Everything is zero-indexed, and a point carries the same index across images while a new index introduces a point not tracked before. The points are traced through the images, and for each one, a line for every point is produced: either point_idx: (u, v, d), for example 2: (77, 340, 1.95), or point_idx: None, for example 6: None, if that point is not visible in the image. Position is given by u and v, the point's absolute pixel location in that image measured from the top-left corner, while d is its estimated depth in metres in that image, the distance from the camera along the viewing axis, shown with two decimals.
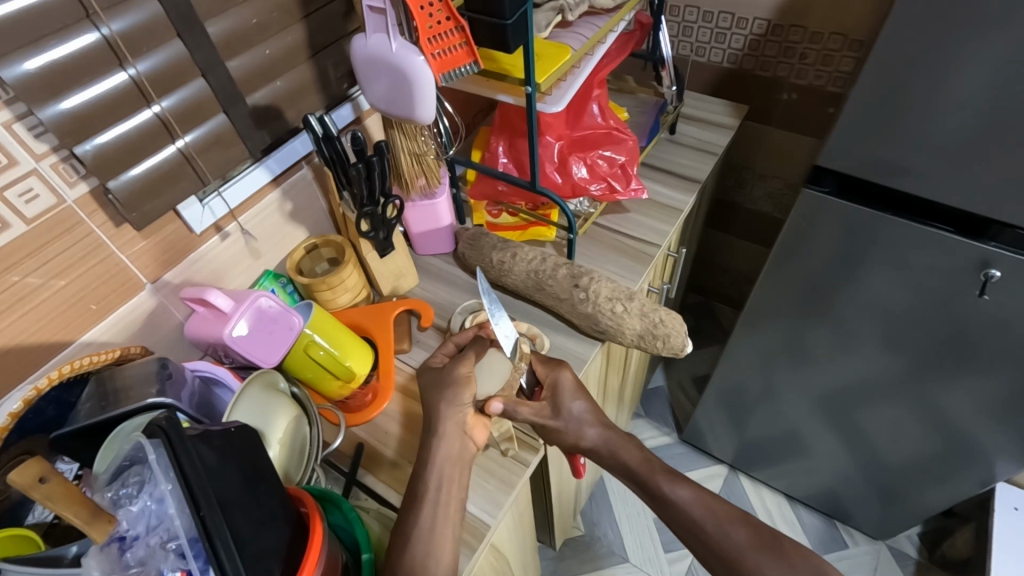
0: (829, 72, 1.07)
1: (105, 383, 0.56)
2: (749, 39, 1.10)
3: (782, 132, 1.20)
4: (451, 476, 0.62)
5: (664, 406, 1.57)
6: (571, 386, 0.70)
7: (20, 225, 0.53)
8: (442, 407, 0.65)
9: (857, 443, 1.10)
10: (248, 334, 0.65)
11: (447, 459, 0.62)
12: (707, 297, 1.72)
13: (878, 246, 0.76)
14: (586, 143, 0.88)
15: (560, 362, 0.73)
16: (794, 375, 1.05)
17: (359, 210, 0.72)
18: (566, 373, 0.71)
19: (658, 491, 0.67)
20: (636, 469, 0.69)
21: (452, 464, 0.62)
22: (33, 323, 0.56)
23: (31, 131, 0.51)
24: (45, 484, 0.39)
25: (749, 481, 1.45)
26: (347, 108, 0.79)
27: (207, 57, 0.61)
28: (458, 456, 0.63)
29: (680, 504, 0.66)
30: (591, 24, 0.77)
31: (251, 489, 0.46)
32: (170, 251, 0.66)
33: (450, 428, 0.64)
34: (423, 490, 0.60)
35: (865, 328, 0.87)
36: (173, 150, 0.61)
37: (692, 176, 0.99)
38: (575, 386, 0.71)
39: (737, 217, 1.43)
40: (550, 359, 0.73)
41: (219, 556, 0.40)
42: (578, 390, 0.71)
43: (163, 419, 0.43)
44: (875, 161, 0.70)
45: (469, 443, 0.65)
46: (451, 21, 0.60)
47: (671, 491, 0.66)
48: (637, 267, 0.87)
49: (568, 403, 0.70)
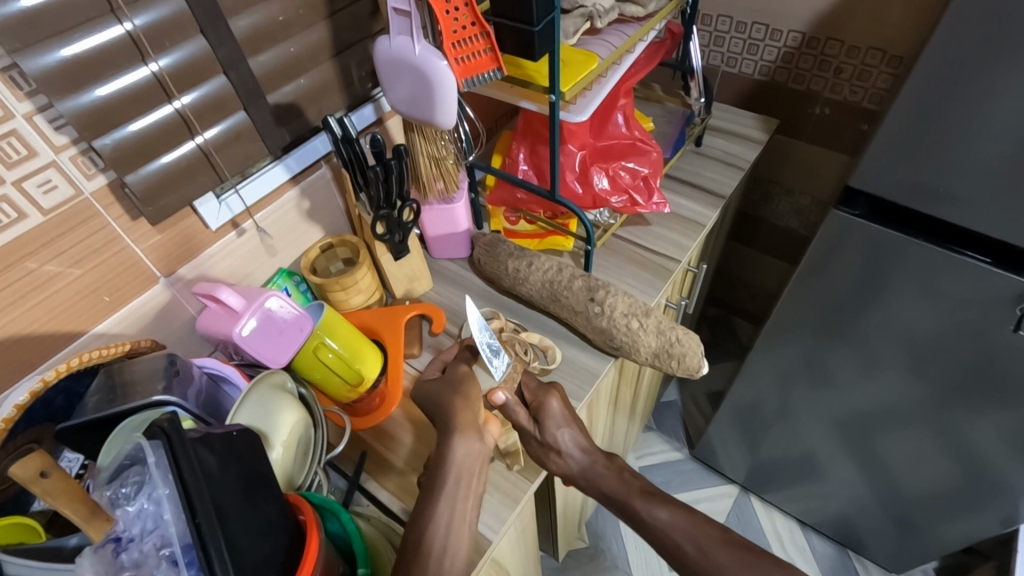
0: (865, 88, 1.03)
1: (114, 376, 0.56)
2: (782, 51, 1.07)
3: (813, 148, 1.17)
4: (472, 482, 0.60)
5: (677, 421, 1.55)
6: (559, 414, 0.70)
7: (37, 216, 0.53)
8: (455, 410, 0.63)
9: (875, 472, 1.06)
10: (258, 333, 0.65)
11: (470, 464, 0.61)
12: (726, 311, 1.68)
13: (909, 272, 0.73)
14: (610, 153, 0.86)
15: (551, 388, 0.72)
16: (813, 399, 1.02)
17: (375, 212, 0.71)
18: (554, 400, 0.70)
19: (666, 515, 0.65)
20: (614, 495, 0.71)
21: (468, 465, 0.61)
22: (46, 313, 0.57)
23: (52, 123, 0.51)
24: (46, 479, 0.39)
25: (760, 503, 1.42)
26: (369, 109, 0.79)
27: (230, 53, 0.60)
28: (476, 457, 0.61)
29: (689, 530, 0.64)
30: (620, 32, 0.75)
31: (248, 497, 0.45)
32: (186, 245, 0.66)
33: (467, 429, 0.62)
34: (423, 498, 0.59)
35: (890, 355, 0.84)
36: (192, 146, 0.61)
37: (718, 190, 0.97)
38: (562, 413, 0.70)
39: (761, 232, 1.40)
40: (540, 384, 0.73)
41: (212, 568, 0.40)
42: (566, 418, 0.70)
43: (165, 419, 0.42)
44: (909, 186, 0.67)
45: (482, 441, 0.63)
46: (475, 26, 0.59)
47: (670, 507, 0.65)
48: (656, 282, 0.85)
49: (554, 430, 0.69)
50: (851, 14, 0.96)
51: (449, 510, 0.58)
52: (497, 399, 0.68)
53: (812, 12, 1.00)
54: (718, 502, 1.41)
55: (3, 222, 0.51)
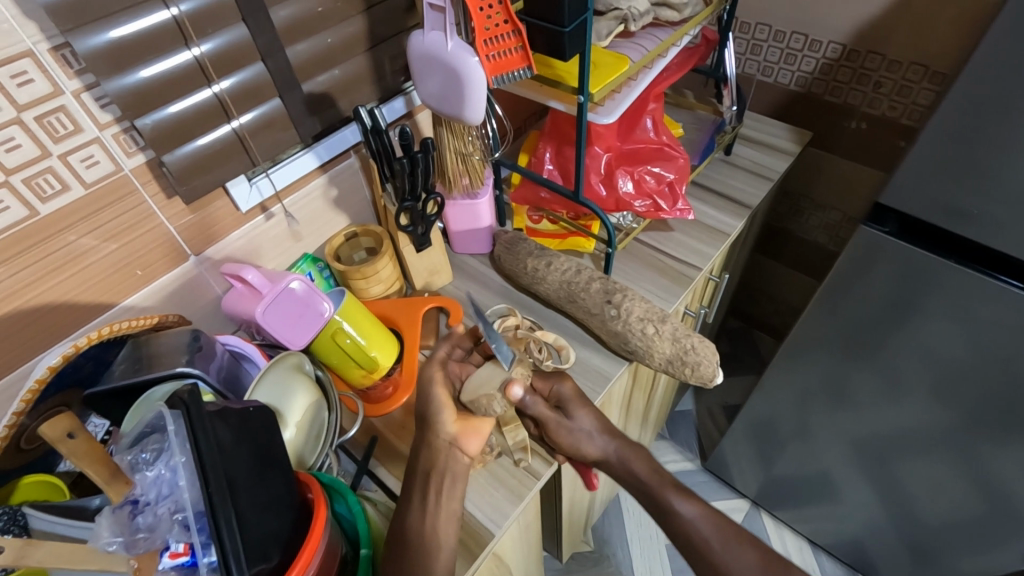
0: (905, 104, 1.01)
1: (141, 347, 0.58)
2: (820, 63, 1.05)
3: (847, 163, 1.15)
4: (449, 491, 0.61)
5: (690, 430, 1.53)
6: (569, 406, 0.71)
7: (79, 189, 0.56)
8: (437, 416, 0.64)
9: (893, 498, 1.04)
10: (279, 315, 0.66)
11: (448, 471, 0.62)
12: (748, 324, 1.66)
13: (937, 293, 0.72)
14: (636, 157, 0.86)
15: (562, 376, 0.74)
16: (831, 418, 1.00)
17: (399, 203, 0.72)
18: (566, 386, 0.72)
19: (674, 512, 0.67)
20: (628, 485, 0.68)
21: (441, 473, 0.62)
22: (83, 282, 0.60)
23: (98, 101, 0.54)
24: (72, 440, 0.42)
25: (771, 520, 1.39)
26: (399, 102, 0.81)
27: (269, 42, 0.62)
28: (448, 468, 0.62)
29: (689, 528, 0.66)
30: (654, 36, 0.75)
31: (259, 472, 0.47)
32: (216, 226, 0.68)
33: (443, 440, 0.63)
34: (410, 499, 0.60)
35: (913, 379, 0.82)
36: (228, 130, 0.63)
37: (745, 201, 0.96)
38: (575, 398, 0.71)
39: (789, 246, 1.38)
40: (550, 374, 0.74)
41: (220, 535, 0.41)
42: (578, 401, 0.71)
43: (185, 392, 0.44)
44: (941, 205, 0.66)
45: (459, 454, 0.63)
46: (508, 24, 0.59)
47: (677, 510, 0.67)
48: (675, 288, 0.85)
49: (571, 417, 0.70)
50: (893, 28, 0.94)
51: (431, 510, 0.60)
52: (514, 392, 0.64)
53: (853, 24, 0.98)
54: (729, 516, 1.39)
55: (47, 193, 0.54)
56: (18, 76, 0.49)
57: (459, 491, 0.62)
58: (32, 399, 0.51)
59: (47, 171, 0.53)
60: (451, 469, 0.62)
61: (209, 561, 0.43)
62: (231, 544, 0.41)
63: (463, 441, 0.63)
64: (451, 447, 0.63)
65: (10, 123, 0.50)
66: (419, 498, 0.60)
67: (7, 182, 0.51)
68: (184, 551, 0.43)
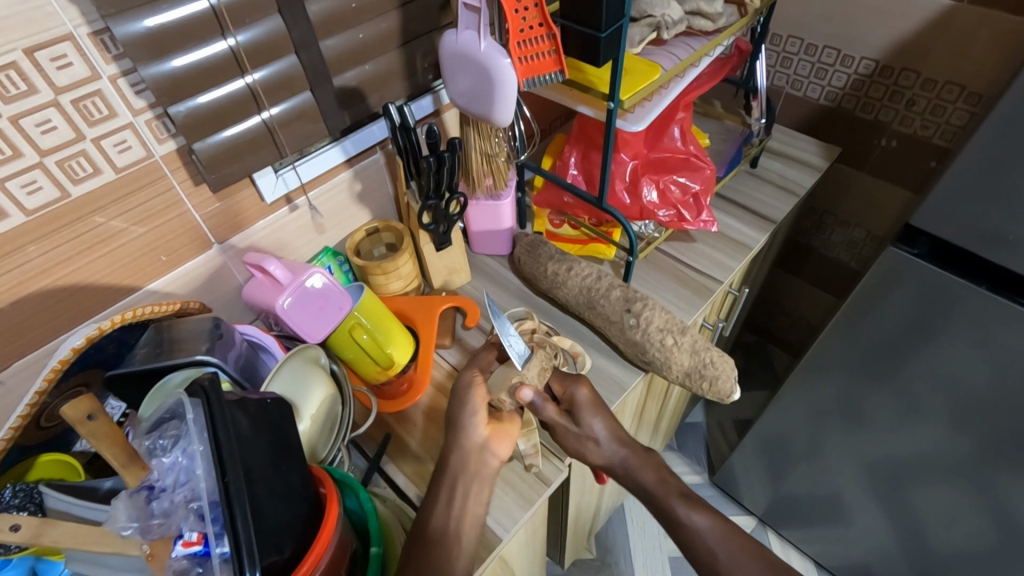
0: (937, 123, 0.99)
1: (162, 332, 0.58)
2: (852, 78, 1.03)
3: (874, 180, 1.13)
4: (478, 491, 0.62)
5: (699, 443, 1.52)
6: (587, 403, 0.69)
7: (110, 173, 0.56)
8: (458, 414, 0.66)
9: (904, 525, 1.02)
10: (300, 306, 0.66)
11: (471, 467, 0.62)
12: (763, 339, 1.64)
13: (962, 318, 0.70)
14: (662, 166, 0.85)
15: (578, 377, 0.72)
16: (846, 438, 0.99)
17: (423, 202, 0.72)
18: (582, 389, 0.70)
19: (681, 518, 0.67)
20: None
21: (468, 472, 0.62)
22: (108, 265, 0.60)
23: (133, 87, 0.54)
24: (92, 421, 0.41)
25: (777, 538, 1.37)
26: (428, 100, 0.80)
27: (303, 35, 0.62)
28: (477, 467, 0.63)
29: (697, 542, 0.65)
30: (687, 45, 0.74)
31: (275, 462, 0.47)
32: (241, 215, 0.69)
33: (475, 440, 0.64)
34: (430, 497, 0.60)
35: (933, 405, 0.80)
36: (258, 121, 0.63)
37: (769, 215, 0.94)
38: (591, 403, 0.69)
39: (810, 262, 1.36)
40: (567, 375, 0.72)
41: (235, 528, 0.41)
42: (596, 406, 0.69)
43: (206, 380, 0.44)
44: (974, 229, 0.64)
45: (490, 455, 0.64)
46: (542, 27, 0.59)
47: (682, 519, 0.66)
48: (695, 300, 0.84)
49: (588, 420, 0.69)
50: (930, 46, 0.92)
51: (460, 506, 0.60)
52: (524, 397, 0.65)
53: (889, 40, 0.96)
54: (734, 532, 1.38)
55: (79, 175, 0.54)
56: (58, 59, 0.49)
57: (483, 488, 0.62)
58: (54, 377, 0.51)
59: (80, 153, 0.53)
60: (476, 471, 0.63)
61: (221, 551, 0.42)
62: (246, 536, 0.41)
63: (481, 441, 0.64)
64: (471, 445, 0.63)
65: (47, 105, 0.50)
66: (443, 497, 0.61)
67: (41, 163, 0.52)
68: (198, 540, 0.43)
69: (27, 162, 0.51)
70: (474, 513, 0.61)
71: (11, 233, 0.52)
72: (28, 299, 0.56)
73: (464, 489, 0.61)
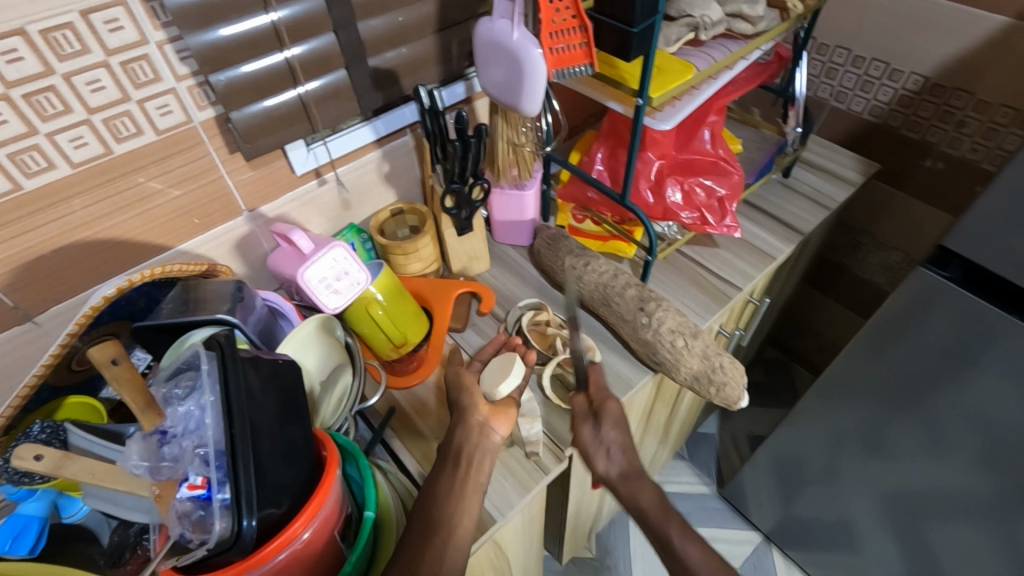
0: (988, 148, 0.95)
1: (189, 291, 0.61)
2: (899, 94, 1.01)
3: (915, 202, 1.10)
4: (481, 466, 0.60)
5: (710, 455, 1.49)
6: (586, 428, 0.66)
7: (151, 135, 0.59)
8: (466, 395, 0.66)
9: (917, 562, 0.98)
10: (319, 278, 0.67)
11: (478, 448, 0.61)
12: (787, 356, 1.61)
13: (992, 348, 0.68)
14: (689, 168, 0.84)
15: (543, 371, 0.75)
16: (866, 464, 0.96)
17: (447, 185, 0.74)
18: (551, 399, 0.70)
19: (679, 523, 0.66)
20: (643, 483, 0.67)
21: (477, 453, 0.61)
22: (146, 222, 0.63)
23: (178, 54, 0.57)
24: (115, 366, 0.46)
25: (782, 559, 1.35)
26: (460, 87, 0.82)
27: (342, 15, 0.64)
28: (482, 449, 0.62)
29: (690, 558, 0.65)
30: (725, 47, 0.74)
31: (281, 423, 0.50)
32: (272, 185, 0.71)
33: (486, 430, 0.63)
34: (439, 475, 0.60)
35: (956, 432, 0.78)
36: (293, 95, 0.65)
37: (798, 227, 0.93)
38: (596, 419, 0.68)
39: (842, 281, 1.33)
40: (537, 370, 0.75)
41: (238, 477, 0.44)
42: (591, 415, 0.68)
43: (222, 336, 0.48)
44: (1009, 259, 0.63)
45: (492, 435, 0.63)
46: (575, 19, 0.60)
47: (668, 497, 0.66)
48: (713, 306, 0.83)
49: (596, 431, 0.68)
50: (986, 67, 0.89)
51: (457, 487, 0.59)
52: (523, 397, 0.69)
53: (943, 57, 0.93)
54: (738, 547, 1.36)
55: (123, 134, 0.57)
56: (110, 22, 0.52)
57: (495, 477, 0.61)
58: (85, 323, 0.54)
59: (124, 114, 0.56)
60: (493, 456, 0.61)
61: (222, 498, 0.44)
62: (245, 486, 0.44)
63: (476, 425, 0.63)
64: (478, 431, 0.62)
65: (97, 65, 0.53)
66: (449, 469, 0.60)
67: (87, 120, 0.55)
68: (202, 484, 0.44)
69: (75, 118, 0.54)
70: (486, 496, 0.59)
71: (58, 184, 0.56)
72: (69, 248, 0.59)
73: (473, 477, 0.59)
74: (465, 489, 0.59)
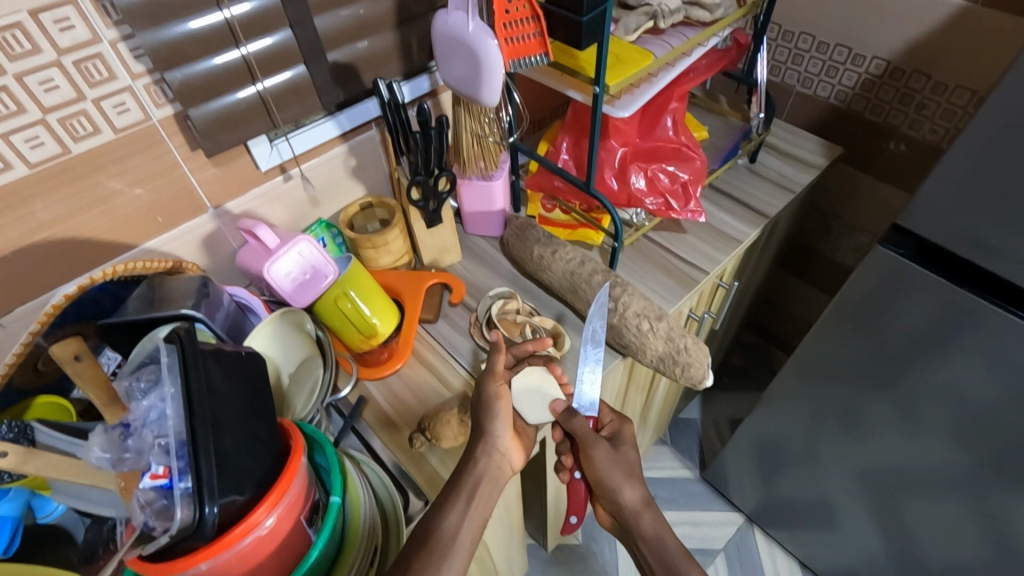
0: (947, 128, 0.98)
1: (154, 288, 0.61)
2: (861, 78, 1.03)
3: (882, 184, 1.12)
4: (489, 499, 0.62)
5: (693, 440, 1.52)
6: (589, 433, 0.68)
7: (109, 133, 0.59)
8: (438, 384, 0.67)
9: (891, 534, 1.01)
10: (285, 273, 0.70)
11: (489, 480, 0.62)
12: (767, 340, 1.64)
13: (946, 321, 0.70)
14: (653, 155, 0.85)
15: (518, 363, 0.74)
16: (840, 441, 0.98)
17: (412, 177, 0.74)
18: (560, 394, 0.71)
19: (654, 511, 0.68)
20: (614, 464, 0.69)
21: (489, 482, 0.62)
22: (109, 221, 0.64)
23: (132, 52, 0.57)
24: (79, 363, 0.51)
25: (765, 538, 1.37)
26: (424, 80, 0.83)
27: (298, 12, 0.64)
28: (496, 478, 0.63)
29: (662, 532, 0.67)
30: (681, 34, 0.75)
31: (245, 414, 0.51)
32: (236, 182, 0.72)
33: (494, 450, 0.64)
34: (450, 501, 0.60)
35: (919, 405, 0.80)
36: (252, 91, 0.65)
37: (764, 211, 0.95)
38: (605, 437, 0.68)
39: (816, 264, 1.35)
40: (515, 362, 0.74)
41: (199, 463, 0.44)
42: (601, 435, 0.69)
43: (182, 329, 0.49)
44: (957, 233, 0.65)
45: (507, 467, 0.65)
46: (527, 9, 0.62)
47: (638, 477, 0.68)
48: (680, 290, 0.85)
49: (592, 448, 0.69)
50: (941, 49, 0.91)
51: (469, 512, 0.60)
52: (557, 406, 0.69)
53: (900, 40, 0.95)
54: (721, 529, 1.39)
55: (80, 134, 0.57)
56: (61, 22, 0.52)
57: (478, 473, 0.62)
58: (48, 321, 0.55)
59: (80, 113, 0.57)
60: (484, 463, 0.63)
61: (183, 486, 0.45)
62: (207, 474, 0.44)
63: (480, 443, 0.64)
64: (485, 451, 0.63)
65: (49, 65, 0.53)
66: (459, 499, 0.60)
67: (42, 120, 0.55)
68: (164, 474, 0.45)
69: (29, 118, 0.54)
70: (472, 494, 0.61)
71: (16, 185, 0.56)
72: (30, 249, 0.59)
73: (469, 496, 0.61)
74: (458, 502, 0.60)
